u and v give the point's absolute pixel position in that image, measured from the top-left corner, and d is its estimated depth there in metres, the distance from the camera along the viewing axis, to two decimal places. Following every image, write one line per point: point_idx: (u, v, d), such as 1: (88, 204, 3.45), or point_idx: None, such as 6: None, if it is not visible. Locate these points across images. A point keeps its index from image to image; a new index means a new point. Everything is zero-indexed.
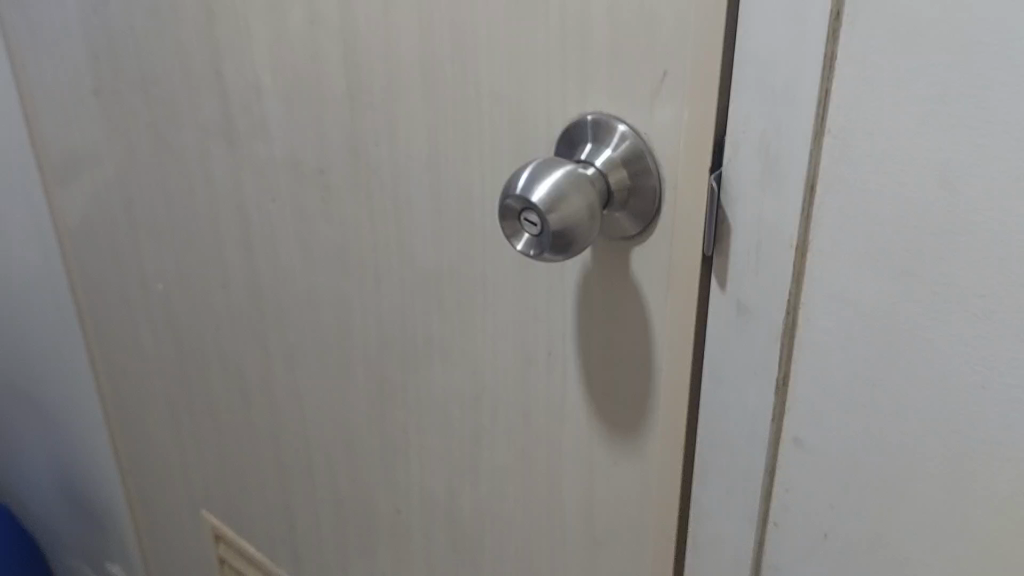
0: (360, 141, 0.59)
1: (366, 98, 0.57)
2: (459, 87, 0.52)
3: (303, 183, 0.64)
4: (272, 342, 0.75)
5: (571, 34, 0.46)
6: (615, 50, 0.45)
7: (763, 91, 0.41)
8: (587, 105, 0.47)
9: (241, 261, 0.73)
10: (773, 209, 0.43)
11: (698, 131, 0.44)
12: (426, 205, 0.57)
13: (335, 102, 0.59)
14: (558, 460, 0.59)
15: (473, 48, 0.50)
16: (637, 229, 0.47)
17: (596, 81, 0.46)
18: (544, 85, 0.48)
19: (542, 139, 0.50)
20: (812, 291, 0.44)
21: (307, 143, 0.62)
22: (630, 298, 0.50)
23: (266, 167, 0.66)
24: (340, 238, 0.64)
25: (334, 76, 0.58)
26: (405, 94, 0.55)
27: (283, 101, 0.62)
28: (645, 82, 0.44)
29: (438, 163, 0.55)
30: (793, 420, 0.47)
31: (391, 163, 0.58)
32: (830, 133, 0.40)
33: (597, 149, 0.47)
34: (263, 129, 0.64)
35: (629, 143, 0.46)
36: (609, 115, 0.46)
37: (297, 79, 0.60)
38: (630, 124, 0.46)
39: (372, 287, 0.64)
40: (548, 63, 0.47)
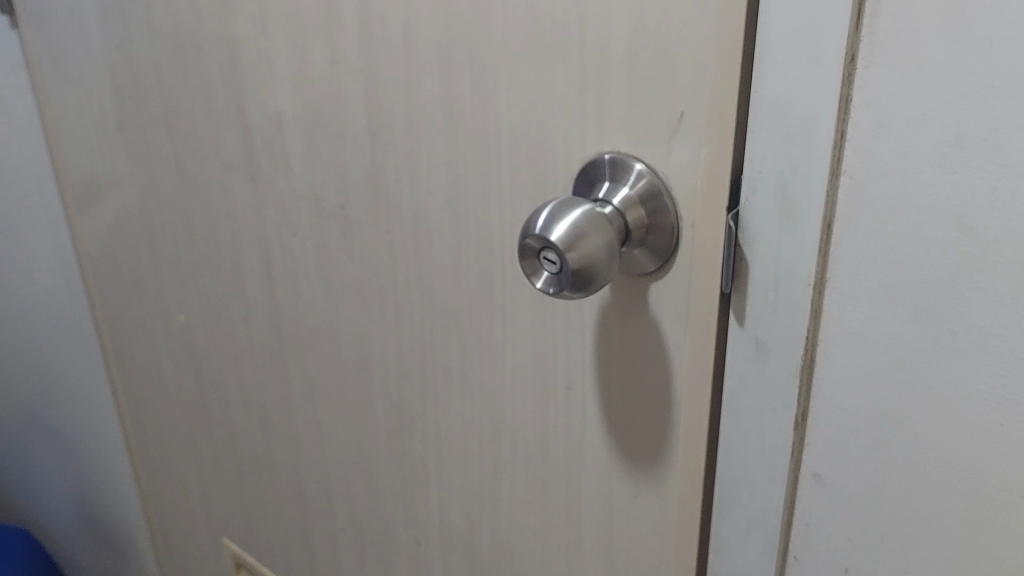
0: (380, 176, 0.59)
1: (387, 135, 0.58)
2: (478, 125, 0.53)
3: (324, 218, 0.65)
4: (292, 374, 0.76)
5: (588, 75, 0.47)
6: (633, 90, 0.45)
7: (779, 132, 0.42)
8: (605, 145, 0.48)
9: (262, 292, 0.74)
10: (790, 247, 0.43)
11: (716, 170, 0.44)
12: (446, 240, 0.58)
13: (356, 138, 0.59)
14: (577, 493, 0.59)
15: (492, 86, 0.51)
16: (655, 265, 0.48)
17: (613, 120, 0.47)
18: (562, 124, 0.49)
19: (560, 176, 0.50)
20: (831, 327, 0.44)
21: (328, 179, 0.63)
22: (648, 335, 0.50)
23: (287, 201, 0.67)
24: (360, 272, 0.65)
25: (354, 113, 0.59)
26: (425, 131, 0.55)
27: (305, 137, 0.63)
28: (662, 122, 0.45)
29: (458, 199, 0.56)
30: (812, 456, 0.47)
31: (411, 198, 0.58)
32: (846, 173, 0.41)
33: (615, 188, 0.48)
34: (285, 164, 0.65)
35: (646, 181, 0.47)
36: (626, 154, 0.47)
37: (318, 116, 0.61)
38: (647, 163, 0.46)
39: (392, 319, 0.65)
40: (567, 103, 0.48)
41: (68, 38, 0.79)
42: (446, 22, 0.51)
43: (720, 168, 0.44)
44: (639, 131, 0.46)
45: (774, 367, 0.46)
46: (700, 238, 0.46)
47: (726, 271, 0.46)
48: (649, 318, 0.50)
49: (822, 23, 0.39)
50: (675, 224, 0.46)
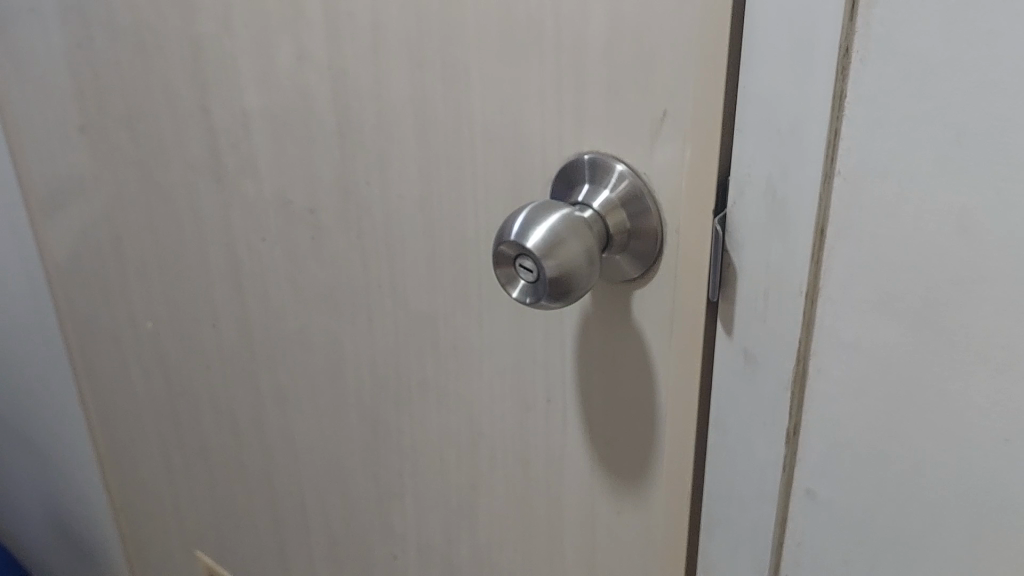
0: (350, 180, 0.57)
1: (356, 137, 0.55)
2: (451, 126, 0.50)
3: (293, 223, 0.62)
4: (264, 383, 0.73)
5: (565, 72, 0.44)
6: (613, 88, 0.43)
7: (767, 133, 0.39)
8: (584, 146, 0.45)
9: (231, 299, 0.71)
10: (780, 253, 0.41)
11: (701, 174, 0.41)
12: (420, 246, 0.55)
13: (325, 140, 0.57)
14: (559, 508, 0.56)
15: (465, 85, 0.48)
16: (637, 272, 0.45)
17: (592, 120, 0.44)
18: (538, 124, 0.46)
19: (537, 179, 0.48)
20: (824, 338, 0.42)
21: (297, 182, 0.60)
22: (631, 346, 0.48)
23: (255, 205, 0.64)
24: (331, 278, 0.62)
25: (322, 113, 0.56)
26: (396, 133, 0.53)
27: (271, 139, 0.60)
28: (644, 122, 0.42)
29: (431, 204, 0.53)
30: (803, 472, 0.45)
31: (382, 202, 0.56)
32: (839, 174, 0.38)
33: (595, 190, 0.45)
34: (251, 166, 0.62)
35: (627, 183, 0.44)
36: (607, 154, 0.44)
37: (285, 116, 0.58)
38: (629, 164, 0.44)
39: (365, 327, 0.62)
40: (543, 103, 0.46)
41: (28, 38, 0.76)
42: (416, 17, 0.49)
43: (706, 172, 0.41)
44: (621, 131, 0.44)
45: (763, 380, 0.44)
46: (685, 245, 0.43)
47: (713, 277, 0.43)
48: (632, 328, 0.47)
49: (814, 16, 0.36)
50: (658, 228, 0.44)
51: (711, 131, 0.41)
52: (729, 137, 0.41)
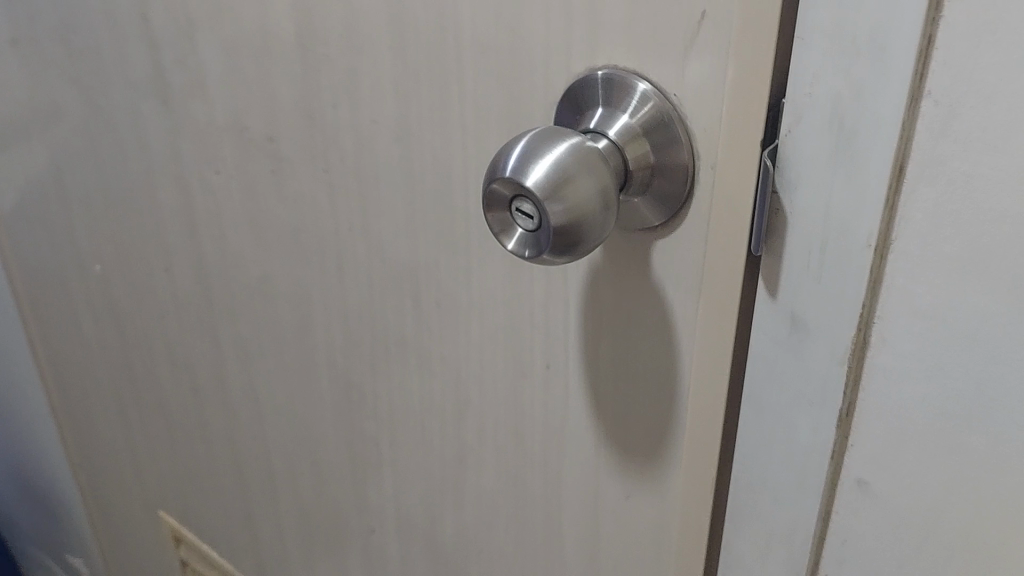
0: (313, 102, 0.48)
1: (319, 50, 0.46)
2: (435, 34, 0.41)
3: (249, 153, 0.53)
4: (224, 335, 0.65)
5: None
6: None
7: (838, 39, 0.30)
8: (599, 58, 0.36)
9: (184, 241, 0.62)
10: (846, 196, 0.32)
11: (744, 97, 0.33)
12: (399, 181, 0.47)
13: (283, 55, 0.47)
14: (557, 488, 0.49)
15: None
16: (660, 219, 0.37)
17: (610, 26, 0.36)
18: (542, 31, 0.37)
19: (539, 102, 0.39)
20: (891, 303, 0.34)
21: (251, 106, 0.51)
22: (650, 306, 0.40)
23: (207, 133, 0.55)
24: (296, 218, 0.54)
25: (280, 21, 0.47)
26: (367, 45, 0.44)
27: (222, 53, 0.51)
28: (677, 27, 0.34)
29: (412, 131, 0.45)
30: (855, 461, 0.37)
31: (354, 128, 0.47)
32: (931, 97, 0.30)
33: (612, 116, 0.37)
34: (200, 87, 0.53)
35: (650, 106, 0.36)
36: (627, 70, 0.36)
37: (237, 24, 0.49)
38: (654, 83, 0.35)
39: (336, 275, 0.54)
40: (548, 5, 0.37)
41: None
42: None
43: (752, 94, 0.32)
44: (648, 39, 0.35)
45: (813, 351, 0.36)
46: (722, 186, 0.35)
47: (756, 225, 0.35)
48: (651, 285, 0.39)
49: None
50: (688, 164, 0.36)
51: (761, 40, 0.31)
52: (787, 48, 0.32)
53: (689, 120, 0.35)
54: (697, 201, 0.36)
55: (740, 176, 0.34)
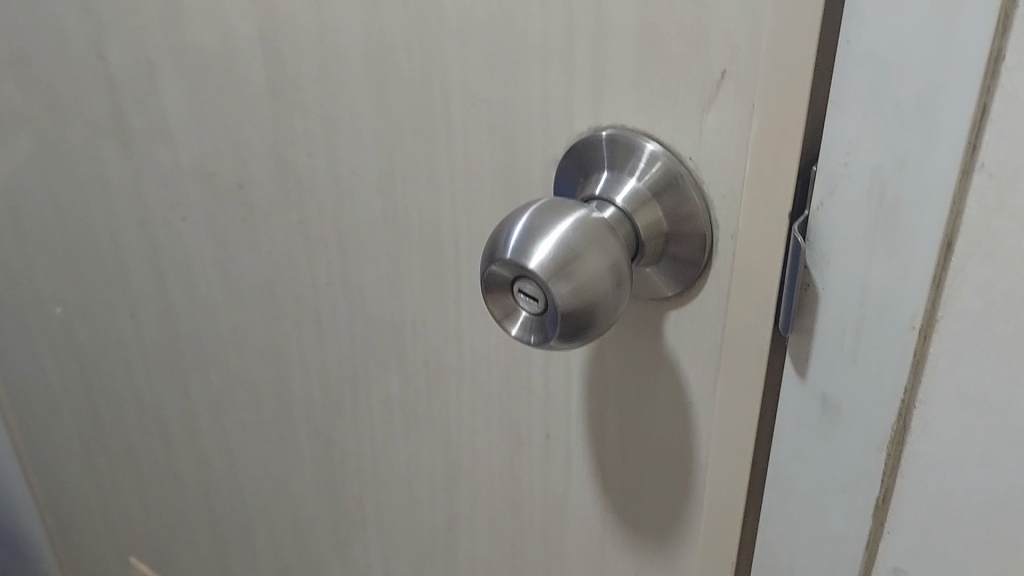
0: (287, 150, 0.44)
1: (292, 96, 0.42)
2: (419, 84, 0.37)
3: (217, 201, 0.49)
4: (195, 385, 0.61)
5: (581, 13, 0.31)
6: (649, 37, 0.30)
7: (879, 105, 0.27)
8: (603, 118, 0.33)
9: (150, 287, 0.58)
10: (885, 274, 0.29)
11: (770, 162, 0.29)
12: (380, 236, 0.43)
13: (252, 99, 0.44)
14: (557, 560, 0.45)
15: (437, 29, 0.35)
16: (676, 290, 0.34)
17: (615, 83, 0.32)
18: (539, 85, 0.34)
19: (537, 161, 0.35)
20: (936, 387, 0.30)
21: (220, 151, 0.47)
22: (662, 380, 0.36)
23: (171, 177, 0.51)
24: (269, 270, 0.50)
25: (248, 64, 0.43)
26: (343, 93, 0.40)
27: (186, 95, 0.47)
28: (693, 87, 0.30)
29: (394, 185, 0.41)
30: (891, 549, 0.34)
31: (330, 180, 0.43)
32: (984, 169, 0.26)
33: (619, 180, 0.33)
34: (164, 129, 0.49)
35: (660, 168, 0.32)
36: (633, 130, 0.32)
37: (201, 64, 0.45)
38: (665, 143, 0.32)
39: (314, 330, 0.50)
40: (545, 57, 0.33)
41: None
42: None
43: (781, 159, 0.29)
44: (659, 100, 0.31)
45: (847, 435, 0.33)
46: (746, 258, 0.31)
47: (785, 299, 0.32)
48: (664, 357, 0.36)
49: None
50: (706, 232, 0.32)
51: (792, 101, 0.28)
52: (819, 108, 0.29)
53: (706, 185, 0.32)
54: (717, 272, 0.33)
55: (767, 247, 0.31)
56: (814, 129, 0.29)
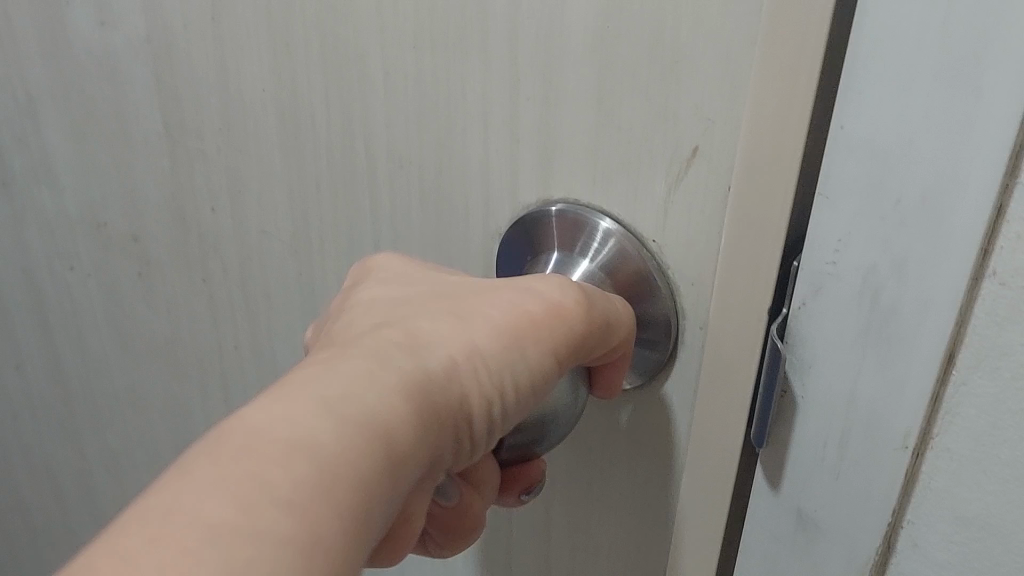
0: (189, 203, 0.39)
1: (193, 144, 0.37)
2: (337, 140, 0.32)
3: (110, 252, 0.44)
4: (89, 444, 0.55)
5: (527, 74, 0.27)
6: (608, 108, 0.26)
7: (876, 202, 0.23)
8: (554, 191, 0.29)
9: (35, 339, 0.52)
10: (876, 391, 0.25)
11: (746, 259, 0.25)
12: (295, 302, 0.38)
13: (149, 144, 0.38)
14: None
15: (359, 82, 0.30)
16: (632, 383, 0.30)
17: (566, 154, 0.28)
18: (477, 150, 0.29)
19: (477, 230, 0.31)
20: (926, 502, 0.27)
21: (113, 199, 0.42)
22: (617, 476, 0.32)
23: (57, 224, 0.45)
24: (168, 329, 0.44)
25: (144, 106, 0.38)
26: (251, 145, 0.35)
27: (73, 135, 0.41)
28: (659, 162, 0.26)
29: (307, 249, 0.36)
30: None
31: (237, 238, 0.38)
32: (995, 276, 0.23)
33: (570, 260, 0.30)
34: (48, 170, 0.43)
35: (615, 247, 0.28)
36: (586, 206, 0.28)
37: (90, 103, 0.40)
38: (621, 220, 0.28)
39: (219, 395, 0.45)
40: (484, 121, 0.29)
41: None
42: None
43: (760, 259, 0.25)
44: (619, 176, 0.27)
45: (826, 555, 0.29)
46: (714, 358, 0.28)
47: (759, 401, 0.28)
48: (624, 452, 0.32)
49: (996, 20, 0.20)
50: (670, 319, 0.29)
51: (774, 193, 0.24)
52: (804, 197, 0.25)
53: (671, 271, 0.28)
54: (683, 367, 0.29)
55: (739, 351, 0.27)
56: (799, 221, 0.25)
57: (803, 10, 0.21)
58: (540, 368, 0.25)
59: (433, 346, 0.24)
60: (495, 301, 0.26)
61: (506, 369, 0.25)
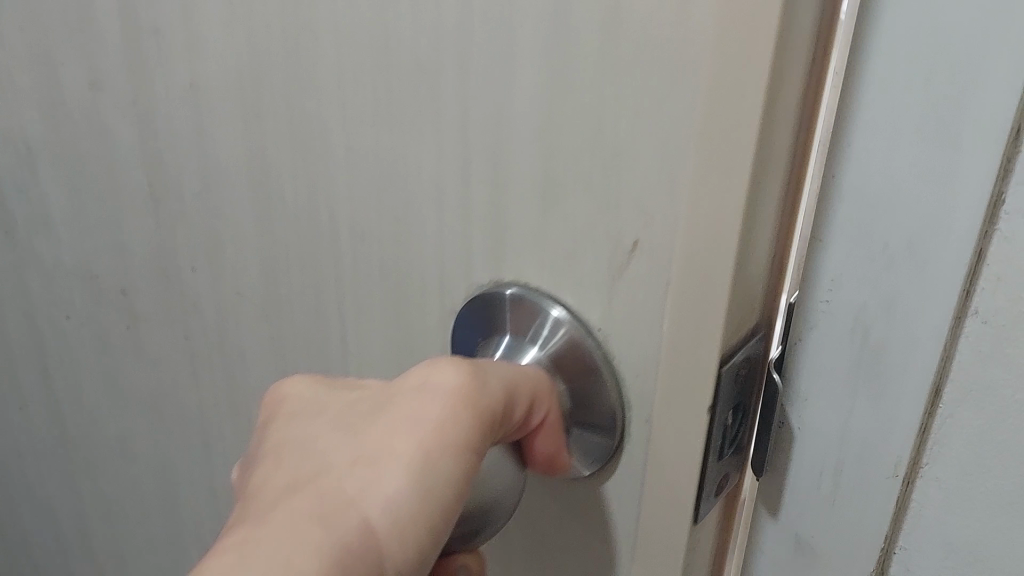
0: (170, 261, 0.41)
1: (175, 205, 0.39)
2: (303, 208, 0.34)
3: (102, 306, 0.46)
4: (85, 492, 0.57)
5: (481, 151, 0.28)
6: (553, 195, 0.27)
7: (867, 247, 0.25)
8: (505, 273, 0.30)
9: (37, 387, 0.55)
10: (869, 421, 0.27)
11: (685, 347, 0.26)
12: (267, 361, 0.40)
13: (136, 204, 0.41)
14: None
15: (323, 155, 0.32)
16: (589, 470, 0.31)
17: (520, 240, 0.29)
18: (434, 228, 0.31)
19: (435, 301, 0.32)
20: (918, 530, 0.29)
21: (104, 253, 0.44)
22: (577, 549, 0.33)
23: (53, 273, 0.48)
24: (155, 383, 0.47)
25: (130, 167, 0.40)
26: (226, 209, 0.37)
27: (69, 194, 0.44)
28: (602, 253, 0.27)
29: (278, 310, 0.38)
30: None
31: (216, 295, 0.40)
32: (976, 314, 0.25)
33: (520, 344, 0.31)
34: (46, 223, 0.47)
35: (563, 336, 0.29)
36: (539, 293, 0.29)
37: (83, 163, 0.43)
38: (571, 309, 0.29)
39: (201, 447, 0.46)
40: (439, 201, 0.30)
41: None
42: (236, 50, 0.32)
43: (699, 343, 0.26)
44: (566, 264, 0.28)
45: None
46: (660, 441, 0.28)
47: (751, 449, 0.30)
48: (578, 523, 0.32)
49: (975, 71, 0.22)
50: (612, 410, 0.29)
51: (711, 288, 0.25)
52: (744, 289, 0.26)
53: (615, 359, 0.29)
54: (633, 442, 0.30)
55: (683, 440, 0.28)
56: (742, 310, 0.26)
57: (737, 100, 0.23)
58: (460, 478, 0.26)
59: (345, 503, 0.25)
60: (395, 428, 0.26)
61: (424, 500, 0.25)
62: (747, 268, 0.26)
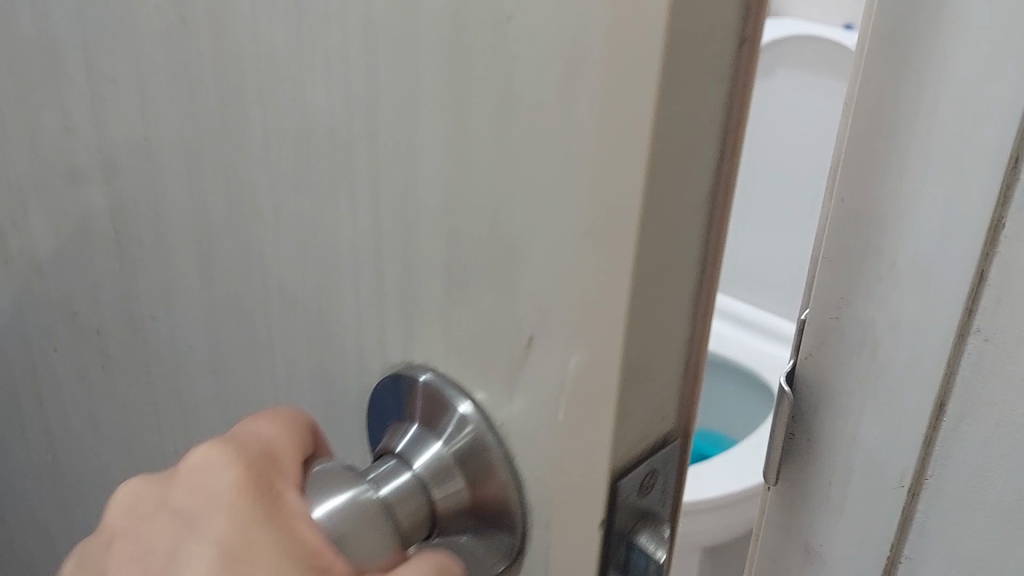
0: (133, 305, 0.42)
1: (134, 251, 0.40)
2: (236, 258, 0.33)
3: (81, 342, 0.49)
4: (77, 509, 0.60)
5: (385, 204, 0.26)
6: (454, 272, 0.25)
7: (875, 265, 0.26)
8: (416, 355, 0.27)
9: (37, 408, 0.58)
10: (879, 434, 0.28)
11: (584, 442, 0.24)
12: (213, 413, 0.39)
13: (102, 248, 0.42)
14: None
15: (250, 203, 0.31)
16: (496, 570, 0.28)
17: (426, 316, 0.26)
18: (349, 295, 0.29)
19: (352, 365, 0.30)
20: (923, 538, 0.31)
21: (81, 291, 0.46)
22: None
23: (39, 297, 0.51)
24: (124, 420, 0.48)
25: (95, 208, 0.41)
26: (174, 259, 0.37)
27: (51, 230, 0.46)
28: (504, 332, 0.24)
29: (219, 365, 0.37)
30: None
31: (172, 344, 0.40)
32: (977, 331, 0.27)
33: (427, 435, 0.28)
34: (34, 253, 0.49)
35: (470, 434, 0.26)
36: (448, 380, 0.26)
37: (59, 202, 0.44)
38: (480, 405, 0.26)
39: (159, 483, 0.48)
40: (353, 262, 0.28)
41: None
42: (168, 100, 0.33)
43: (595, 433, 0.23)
44: (469, 353, 0.25)
45: None
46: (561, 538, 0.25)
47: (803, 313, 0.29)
48: None
49: (989, 99, 0.23)
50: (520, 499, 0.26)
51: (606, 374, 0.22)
52: (654, 387, 0.23)
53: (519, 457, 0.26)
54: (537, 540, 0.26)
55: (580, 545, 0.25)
56: (652, 408, 0.24)
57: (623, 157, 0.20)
58: None
59: None
60: None
61: None
62: (655, 366, 0.23)
